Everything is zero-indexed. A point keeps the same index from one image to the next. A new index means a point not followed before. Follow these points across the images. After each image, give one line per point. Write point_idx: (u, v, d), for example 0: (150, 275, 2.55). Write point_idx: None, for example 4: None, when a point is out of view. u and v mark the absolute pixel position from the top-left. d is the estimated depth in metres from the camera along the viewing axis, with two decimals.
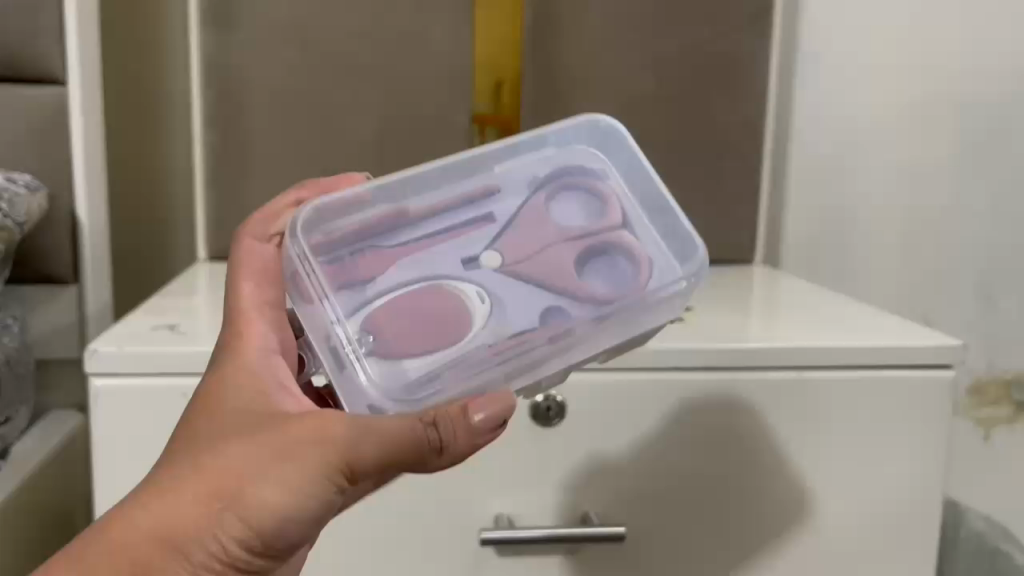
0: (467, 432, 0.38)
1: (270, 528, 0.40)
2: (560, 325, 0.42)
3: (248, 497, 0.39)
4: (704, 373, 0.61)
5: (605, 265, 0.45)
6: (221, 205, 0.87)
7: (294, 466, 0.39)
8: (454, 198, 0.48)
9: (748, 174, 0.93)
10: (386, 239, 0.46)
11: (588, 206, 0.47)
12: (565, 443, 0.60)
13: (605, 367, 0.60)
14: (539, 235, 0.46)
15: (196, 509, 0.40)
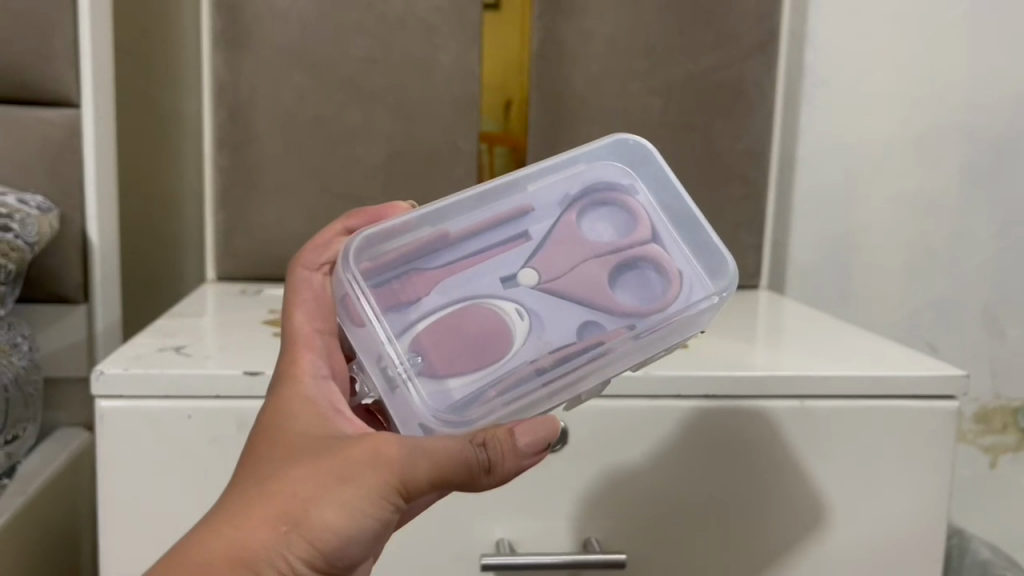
0: (515, 454, 0.38)
1: (335, 548, 0.39)
2: (599, 342, 0.41)
3: (314, 519, 0.38)
4: (708, 401, 0.61)
5: (640, 282, 0.44)
6: (231, 226, 0.88)
7: (356, 486, 0.38)
8: (494, 216, 0.46)
9: (753, 200, 0.93)
10: (431, 259, 0.45)
11: (618, 222, 0.47)
12: (566, 469, 0.61)
13: (606, 395, 0.60)
14: (574, 253, 0.45)
15: (259, 538, 0.38)
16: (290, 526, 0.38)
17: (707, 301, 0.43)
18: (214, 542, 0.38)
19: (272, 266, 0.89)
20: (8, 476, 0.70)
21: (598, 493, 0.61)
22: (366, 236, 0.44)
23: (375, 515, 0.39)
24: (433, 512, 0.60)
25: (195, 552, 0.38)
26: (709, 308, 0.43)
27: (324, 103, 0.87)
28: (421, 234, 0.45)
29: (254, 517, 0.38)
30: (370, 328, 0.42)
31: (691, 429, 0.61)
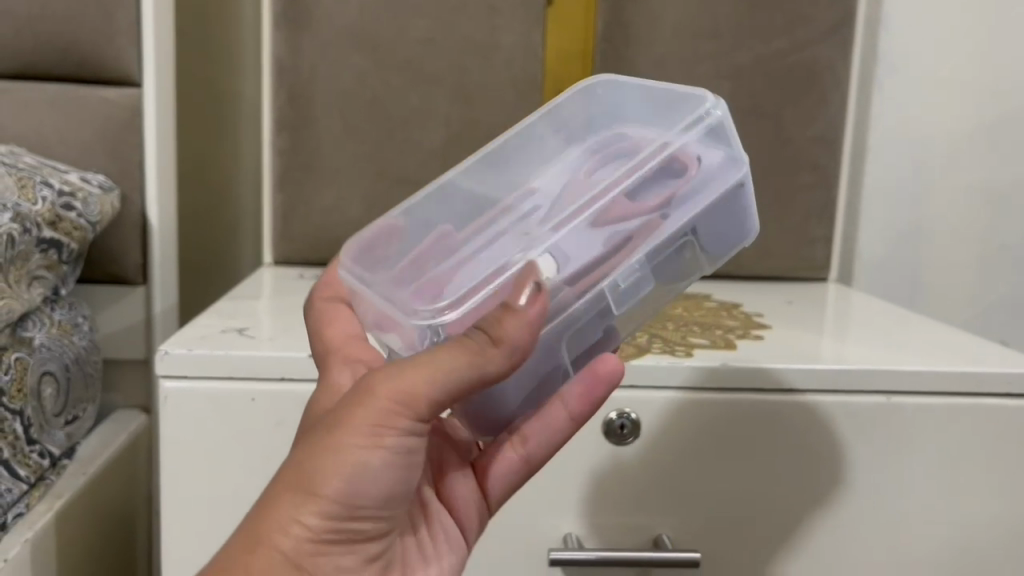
0: (524, 314, 0.36)
1: (349, 494, 0.36)
2: (620, 240, 0.41)
3: (329, 475, 0.36)
4: (788, 394, 0.58)
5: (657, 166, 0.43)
6: (288, 210, 0.87)
7: (354, 427, 0.36)
8: (503, 210, 0.47)
9: (825, 188, 0.89)
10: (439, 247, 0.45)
11: (617, 152, 0.46)
12: (638, 463, 0.58)
13: (682, 386, 0.58)
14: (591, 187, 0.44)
15: (275, 510, 0.36)
16: (301, 489, 0.36)
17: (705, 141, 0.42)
18: (239, 541, 0.36)
19: (329, 251, 0.88)
20: (68, 456, 0.70)
21: (668, 488, 0.59)
22: (362, 243, 0.45)
23: (390, 450, 0.37)
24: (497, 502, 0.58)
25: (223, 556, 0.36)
26: (725, 160, 0.41)
27: (383, 86, 0.85)
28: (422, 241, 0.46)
29: (267, 497, 0.37)
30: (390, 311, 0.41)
31: (768, 421, 0.58)
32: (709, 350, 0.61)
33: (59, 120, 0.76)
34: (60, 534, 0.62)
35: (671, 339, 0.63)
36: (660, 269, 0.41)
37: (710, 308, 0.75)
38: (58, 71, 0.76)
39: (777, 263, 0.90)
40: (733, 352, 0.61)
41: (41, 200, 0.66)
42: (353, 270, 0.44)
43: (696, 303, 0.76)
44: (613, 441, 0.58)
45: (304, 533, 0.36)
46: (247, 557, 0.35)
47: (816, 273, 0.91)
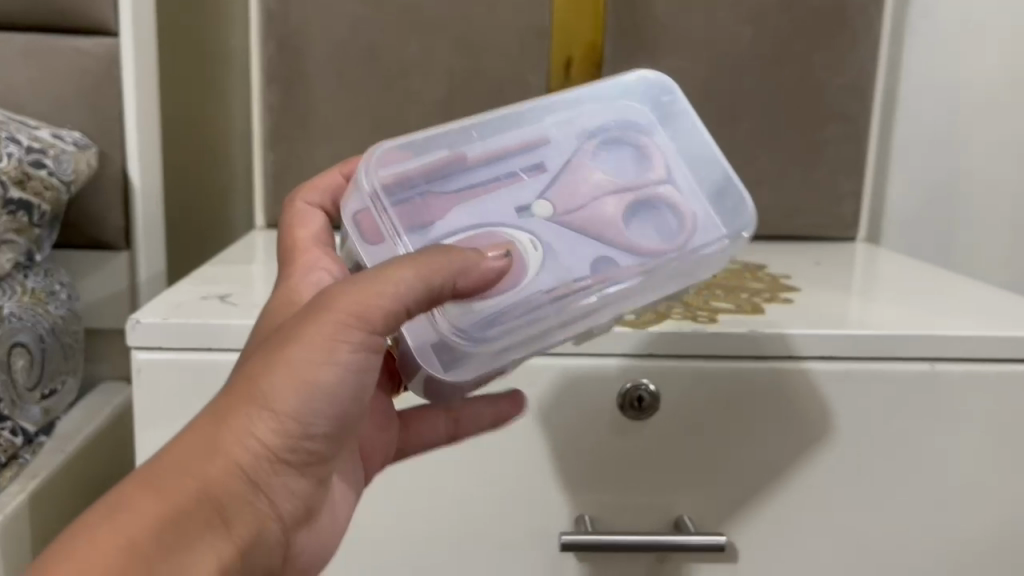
0: (480, 261, 0.36)
1: (302, 410, 0.35)
2: (611, 276, 0.40)
3: (280, 391, 0.34)
4: (822, 362, 0.53)
5: (661, 211, 0.43)
6: (279, 170, 0.81)
7: (308, 341, 0.34)
8: (511, 151, 0.44)
9: (855, 141, 0.83)
10: (446, 175, 0.43)
11: (630, 160, 0.45)
12: (657, 438, 0.53)
13: (707, 355, 0.53)
14: (587, 189, 0.44)
15: (227, 423, 0.34)
16: (253, 403, 0.34)
17: (722, 236, 0.42)
18: (183, 447, 0.34)
19: None
20: (46, 432, 0.65)
21: (691, 466, 0.54)
22: (391, 150, 0.44)
23: (345, 365, 0.35)
24: (501, 482, 0.53)
25: (166, 461, 0.33)
26: (720, 252, 0.42)
27: (379, 35, 0.79)
28: (435, 162, 0.44)
29: (217, 408, 0.35)
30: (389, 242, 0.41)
31: (802, 393, 0.53)
32: (734, 314, 0.56)
33: (31, 72, 0.71)
34: (37, 515, 0.58)
35: (693, 303, 0.58)
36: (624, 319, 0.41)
37: (733, 270, 0.69)
38: (27, 20, 0.71)
39: (805, 222, 0.84)
40: (761, 316, 0.56)
41: (7, 156, 0.61)
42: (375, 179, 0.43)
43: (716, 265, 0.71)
44: (633, 415, 0.53)
45: (255, 442, 0.34)
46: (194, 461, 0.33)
47: (846, 233, 0.85)
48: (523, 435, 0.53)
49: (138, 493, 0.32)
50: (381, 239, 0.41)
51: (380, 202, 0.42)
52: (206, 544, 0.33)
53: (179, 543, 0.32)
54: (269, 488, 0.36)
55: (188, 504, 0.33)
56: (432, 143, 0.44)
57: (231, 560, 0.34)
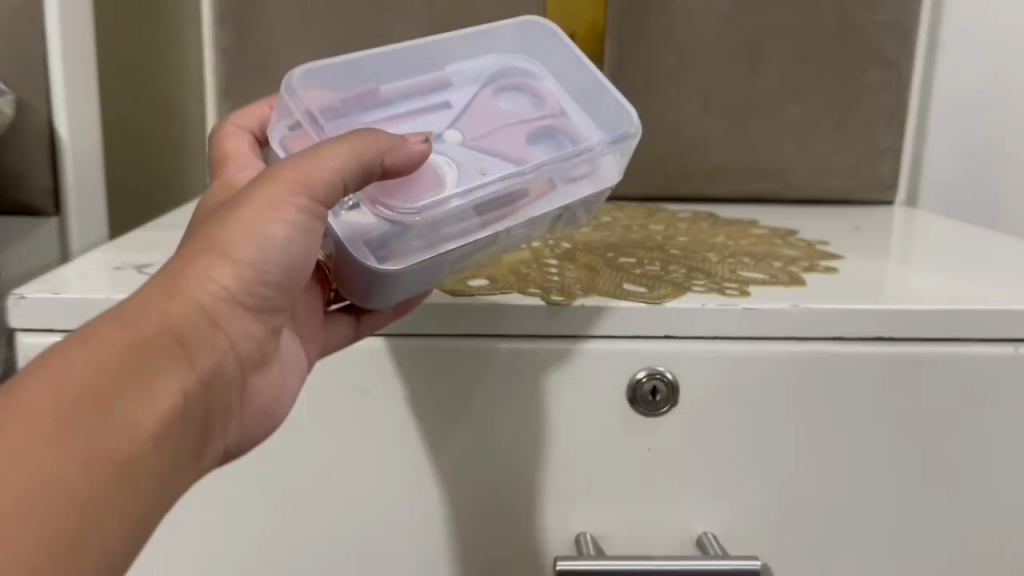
0: (404, 142, 0.34)
1: (256, 265, 0.31)
2: (520, 174, 0.35)
3: (234, 245, 0.30)
4: (878, 345, 0.43)
5: (559, 131, 0.38)
6: None
7: (257, 200, 0.31)
8: (411, 87, 0.39)
9: (897, 89, 0.72)
10: (362, 100, 0.38)
11: (518, 94, 0.40)
12: (677, 438, 0.43)
13: (736, 337, 0.42)
14: (490, 116, 0.38)
15: (184, 273, 0.30)
16: (207, 256, 0.30)
17: (603, 142, 0.37)
18: (148, 289, 0.29)
19: None
20: None
21: (717, 474, 0.44)
22: (312, 70, 0.37)
23: (296, 229, 0.32)
24: (480, 493, 0.43)
25: (128, 304, 0.29)
26: (610, 166, 0.38)
27: None
28: (350, 89, 0.38)
29: (172, 262, 0.30)
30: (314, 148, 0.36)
31: (853, 382, 0.43)
32: (769, 286, 0.46)
33: None
34: None
35: (718, 273, 0.48)
36: (522, 232, 0.37)
37: (759, 236, 0.59)
38: None
39: (837, 183, 0.74)
40: (802, 289, 0.45)
41: None
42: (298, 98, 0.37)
43: (740, 231, 0.60)
44: (642, 411, 0.42)
45: (212, 296, 0.30)
46: (161, 301, 0.29)
47: (884, 195, 0.74)
48: (509, 437, 0.43)
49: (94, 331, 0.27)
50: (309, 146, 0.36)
51: (310, 118, 0.37)
52: (168, 385, 0.28)
53: (140, 375, 0.27)
54: (231, 353, 0.31)
55: (165, 338, 0.28)
56: (351, 70, 0.38)
57: (199, 420, 0.29)
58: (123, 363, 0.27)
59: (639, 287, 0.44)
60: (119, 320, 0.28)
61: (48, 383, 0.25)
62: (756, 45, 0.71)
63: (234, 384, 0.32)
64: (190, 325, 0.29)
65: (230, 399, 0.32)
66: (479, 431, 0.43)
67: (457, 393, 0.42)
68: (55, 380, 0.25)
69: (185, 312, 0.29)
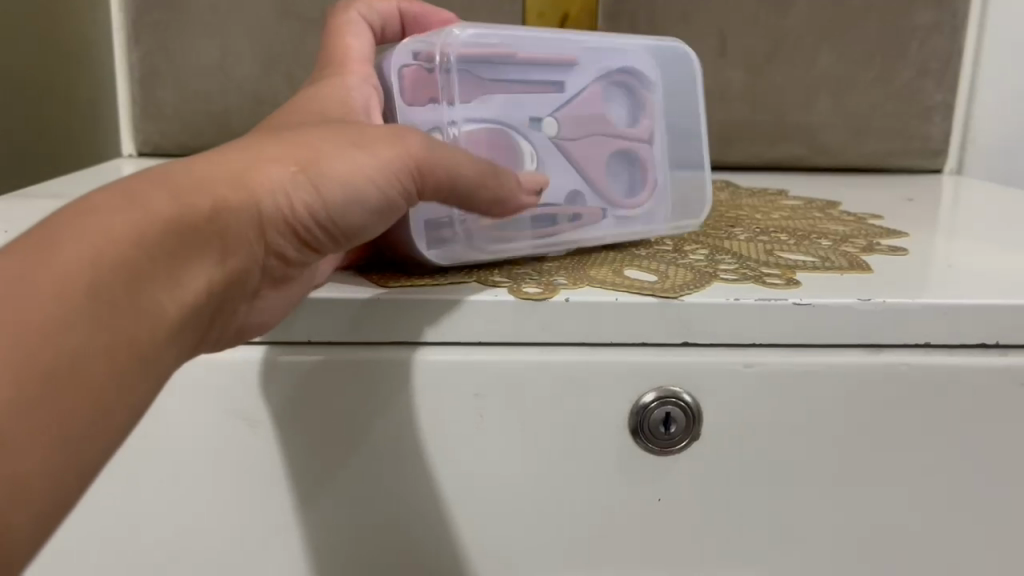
0: (521, 193, 0.29)
1: (336, 211, 0.23)
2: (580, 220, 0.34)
3: (331, 174, 0.22)
4: (984, 357, 0.30)
5: (639, 170, 0.36)
6: (149, 75, 0.58)
7: (372, 142, 0.23)
8: (538, 67, 0.33)
9: (951, 33, 0.60)
10: (493, 60, 0.32)
11: (631, 104, 0.36)
12: (698, 482, 0.31)
13: (783, 345, 0.30)
14: (585, 126, 0.35)
15: (262, 165, 0.22)
16: (298, 163, 0.22)
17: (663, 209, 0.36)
18: (217, 165, 0.21)
19: (215, 135, 0.59)
20: None
21: (754, 533, 0.31)
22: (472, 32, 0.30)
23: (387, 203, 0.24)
24: (426, 563, 0.31)
25: (187, 168, 0.21)
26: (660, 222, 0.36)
27: None
28: (489, 43, 0.31)
29: (256, 147, 0.22)
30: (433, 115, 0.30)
31: (948, 406, 0.30)
32: (823, 272, 0.33)
33: None
34: None
35: (750, 255, 0.35)
36: None
37: (792, 207, 0.47)
38: None
39: (875, 147, 0.62)
40: (868, 275, 0.33)
41: None
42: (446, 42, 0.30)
43: (766, 203, 0.48)
44: (650, 448, 0.30)
45: (278, 213, 0.22)
46: (221, 187, 0.21)
47: (931, 161, 0.62)
48: (464, 485, 0.30)
49: (135, 194, 0.20)
50: (426, 103, 0.31)
51: (442, 69, 0.30)
52: (185, 298, 0.20)
53: (166, 279, 0.19)
54: (250, 284, 0.23)
55: (201, 244, 0.20)
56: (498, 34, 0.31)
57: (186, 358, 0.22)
58: (148, 262, 0.19)
59: (646, 275, 0.32)
60: (168, 190, 0.20)
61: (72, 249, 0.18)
62: None
63: (234, 316, 0.24)
64: (237, 239, 0.21)
65: (224, 328, 0.24)
66: (420, 477, 0.30)
67: (396, 423, 0.30)
68: (81, 251, 0.18)
69: (238, 221, 0.21)
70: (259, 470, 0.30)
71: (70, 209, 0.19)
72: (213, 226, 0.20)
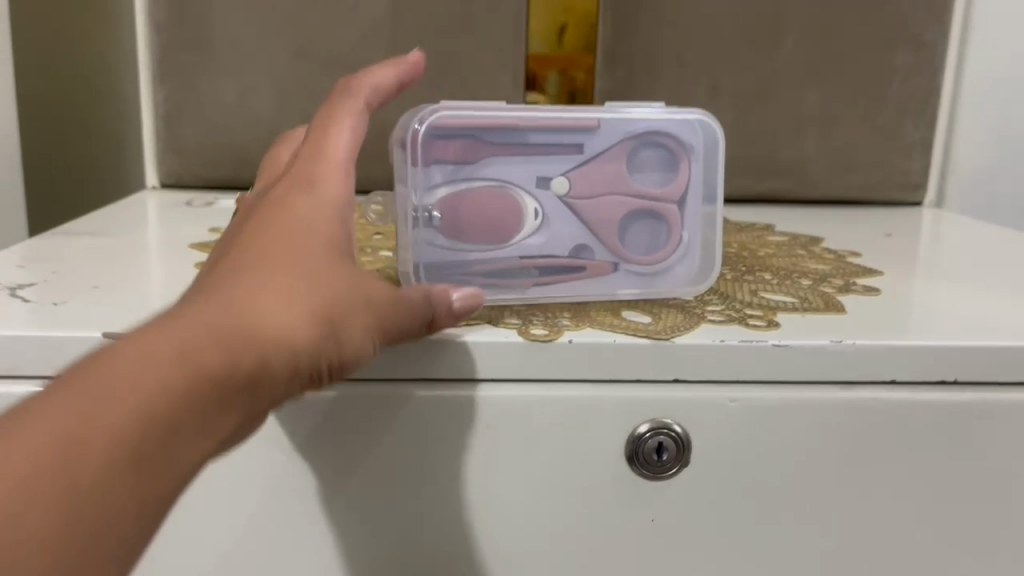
0: (447, 318, 0.30)
1: (331, 368, 0.26)
2: (582, 273, 0.36)
3: (334, 342, 0.25)
4: (944, 392, 0.34)
5: (654, 231, 0.37)
6: (172, 113, 0.61)
7: (365, 306, 0.26)
8: (549, 138, 0.36)
9: (929, 75, 0.63)
10: (497, 127, 0.35)
11: (654, 169, 0.37)
12: (687, 503, 0.34)
13: (765, 382, 0.33)
14: (594, 188, 0.37)
15: (287, 329, 0.24)
16: (316, 330, 0.24)
17: (677, 271, 0.37)
18: (261, 309, 0.23)
19: (234, 168, 0.62)
20: None
21: (736, 549, 0.35)
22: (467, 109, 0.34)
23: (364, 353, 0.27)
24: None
25: (225, 323, 0.22)
26: (683, 284, 0.37)
27: None
28: (492, 114, 0.35)
29: (284, 301, 0.24)
30: (433, 172, 0.34)
31: (910, 436, 0.34)
32: (803, 314, 0.36)
33: None
34: None
35: (737, 296, 0.39)
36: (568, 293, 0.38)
37: (778, 244, 0.50)
38: None
39: (859, 181, 0.65)
40: (842, 316, 0.36)
41: None
42: (447, 112, 0.34)
43: (754, 239, 0.52)
44: (644, 474, 0.33)
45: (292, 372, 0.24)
46: (256, 353, 0.23)
47: (912, 194, 0.66)
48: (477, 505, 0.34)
49: (183, 358, 0.21)
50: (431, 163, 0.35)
51: (440, 135, 0.34)
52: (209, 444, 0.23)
53: (197, 439, 0.22)
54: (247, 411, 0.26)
55: (229, 405, 0.22)
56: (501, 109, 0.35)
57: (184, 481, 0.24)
58: (188, 426, 0.21)
59: (641, 316, 0.35)
60: (210, 354, 0.22)
61: (126, 423, 0.20)
62: (772, 27, 0.62)
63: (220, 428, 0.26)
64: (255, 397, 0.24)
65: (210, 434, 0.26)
66: (434, 498, 0.33)
67: (415, 452, 0.33)
68: (137, 421, 0.20)
69: (262, 383, 0.23)
70: (291, 492, 0.33)
71: (118, 367, 0.21)
72: (245, 385, 0.23)
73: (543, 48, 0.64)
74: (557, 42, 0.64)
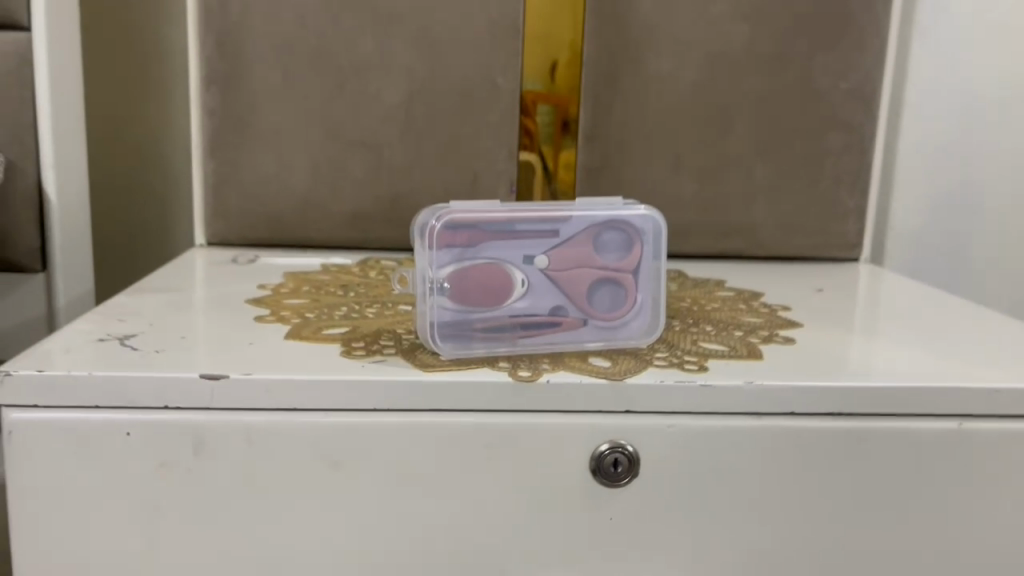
0: None
1: None
2: (559, 328, 0.47)
3: None
4: (832, 422, 0.44)
5: (615, 297, 0.48)
6: (219, 182, 0.72)
7: None
8: (532, 226, 0.47)
9: (860, 152, 0.75)
10: (493, 219, 0.47)
11: (613, 250, 0.48)
12: (638, 507, 0.44)
13: (695, 414, 0.44)
14: (568, 263, 0.48)
15: None
16: None
17: (632, 327, 0.48)
18: None
19: (270, 230, 0.73)
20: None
21: (678, 545, 0.45)
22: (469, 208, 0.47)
23: None
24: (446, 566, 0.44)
25: None
26: (637, 337, 0.48)
27: (331, 29, 0.70)
28: (488, 210, 0.47)
29: None
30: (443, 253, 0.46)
31: (808, 456, 0.44)
32: (728, 360, 0.47)
33: None
34: None
35: (680, 345, 0.49)
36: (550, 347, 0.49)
37: (723, 300, 0.61)
38: None
39: (803, 241, 0.76)
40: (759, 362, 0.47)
41: None
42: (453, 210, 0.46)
43: (705, 294, 0.63)
44: (604, 482, 0.44)
45: None
46: None
47: (849, 253, 0.77)
48: (477, 510, 0.44)
49: None
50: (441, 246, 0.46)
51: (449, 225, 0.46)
52: None
53: None
54: None
55: None
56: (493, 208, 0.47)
57: None
58: None
59: (603, 361, 0.46)
60: None
61: None
62: (727, 112, 0.73)
63: None
64: None
65: None
66: (443, 505, 0.43)
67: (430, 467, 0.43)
68: None
69: None
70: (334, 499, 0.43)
71: None
72: None
73: (538, 84, 0.76)
74: (550, 80, 0.76)
